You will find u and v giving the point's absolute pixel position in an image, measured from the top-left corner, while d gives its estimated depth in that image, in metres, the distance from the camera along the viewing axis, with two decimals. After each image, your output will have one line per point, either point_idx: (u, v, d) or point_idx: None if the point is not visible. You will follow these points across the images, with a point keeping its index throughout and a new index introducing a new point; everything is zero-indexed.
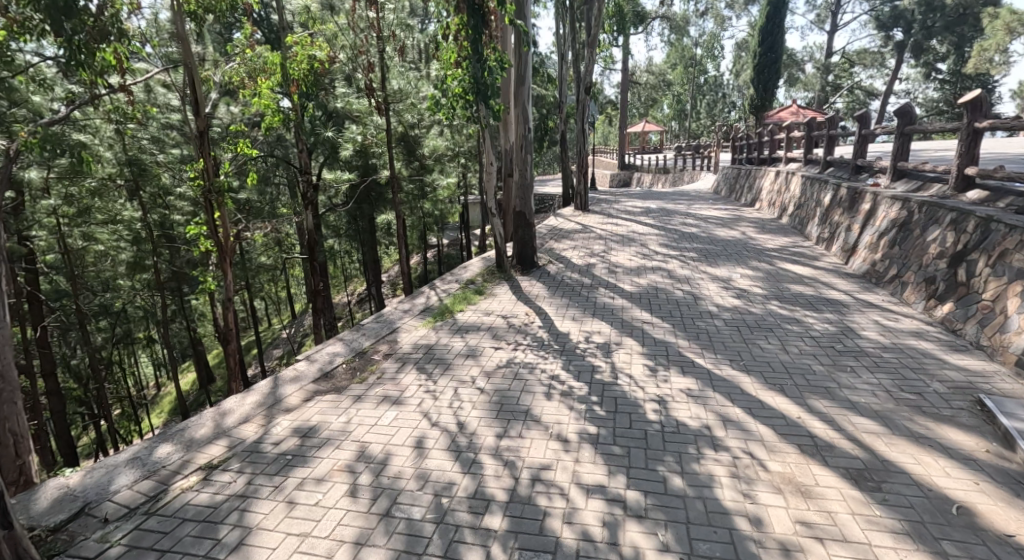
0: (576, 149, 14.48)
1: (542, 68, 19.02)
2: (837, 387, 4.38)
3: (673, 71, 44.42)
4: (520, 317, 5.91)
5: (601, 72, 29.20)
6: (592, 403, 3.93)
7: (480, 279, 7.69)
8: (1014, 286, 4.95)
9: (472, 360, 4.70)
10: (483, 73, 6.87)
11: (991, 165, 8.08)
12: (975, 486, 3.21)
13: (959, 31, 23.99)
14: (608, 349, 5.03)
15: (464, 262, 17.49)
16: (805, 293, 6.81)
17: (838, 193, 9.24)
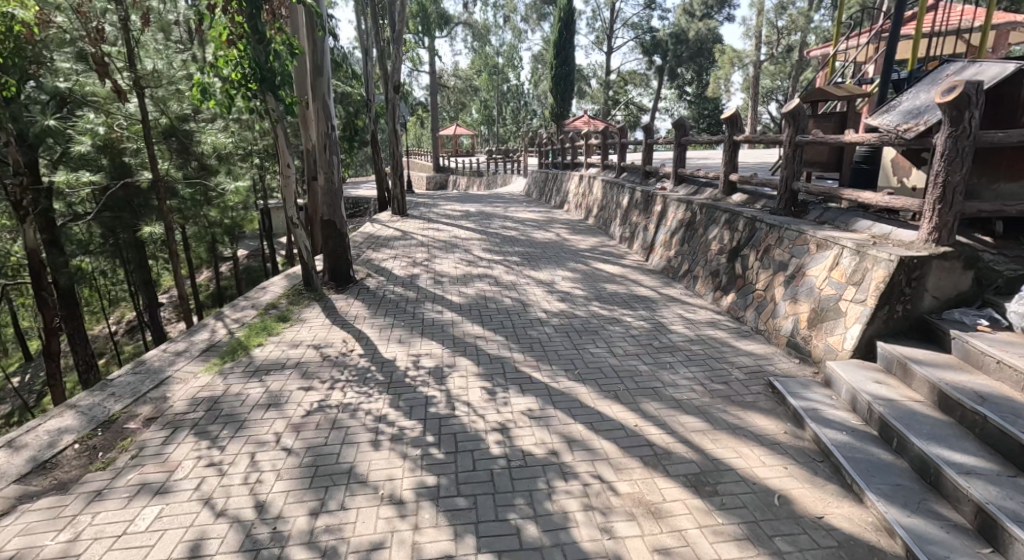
0: (389, 149, 13.65)
1: (345, 63, 17.79)
2: (662, 387, 4.53)
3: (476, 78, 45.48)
4: (337, 347, 5.08)
5: (405, 73, 28.48)
6: (428, 446, 3.52)
7: (286, 301, 6.60)
8: (779, 276, 5.71)
9: (275, 411, 3.89)
10: (268, 58, 5.86)
11: (749, 171, 9.27)
12: (785, 470, 3.58)
13: (700, 62, 28.25)
14: (441, 374, 4.53)
15: (267, 278, 15.52)
16: (621, 292, 7.02)
17: (634, 197, 9.87)
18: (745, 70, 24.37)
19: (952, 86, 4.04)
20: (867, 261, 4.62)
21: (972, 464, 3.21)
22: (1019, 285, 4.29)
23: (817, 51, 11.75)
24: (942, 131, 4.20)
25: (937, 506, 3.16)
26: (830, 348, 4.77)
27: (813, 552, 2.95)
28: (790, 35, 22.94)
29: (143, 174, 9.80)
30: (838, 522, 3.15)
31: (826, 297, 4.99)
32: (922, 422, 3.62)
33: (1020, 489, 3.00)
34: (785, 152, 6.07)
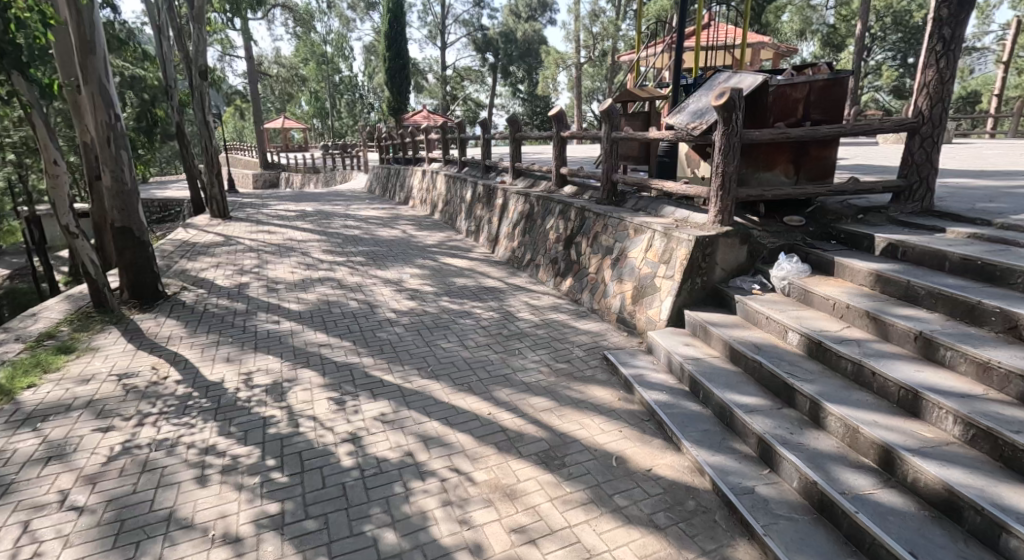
0: (202, 144, 12.40)
1: (134, 42, 15.66)
2: (512, 373, 4.88)
3: (303, 66, 42.88)
4: (145, 375, 4.63)
5: (218, 57, 25.86)
6: (268, 471, 3.48)
7: (67, 328, 5.73)
8: (606, 260, 6.33)
9: (62, 463, 3.55)
10: (9, 28, 4.95)
11: (576, 164, 10.01)
12: (621, 433, 4.07)
13: (528, 62, 29.51)
14: (280, 390, 4.38)
15: (43, 299, 13.16)
16: (467, 285, 7.24)
17: (476, 191, 10.16)
18: (570, 70, 26.07)
19: (722, 91, 4.75)
20: (673, 242, 5.33)
21: (755, 403, 3.89)
22: (778, 254, 5.21)
23: (626, 56, 12.98)
24: (719, 129, 4.96)
25: (732, 443, 3.79)
26: (650, 320, 5.44)
27: (646, 501, 3.41)
28: (604, 42, 25.03)
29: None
30: (663, 472, 3.66)
31: (644, 275, 5.66)
32: (719, 375, 4.31)
33: (786, 417, 3.71)
34: (605, 147, 6.73)
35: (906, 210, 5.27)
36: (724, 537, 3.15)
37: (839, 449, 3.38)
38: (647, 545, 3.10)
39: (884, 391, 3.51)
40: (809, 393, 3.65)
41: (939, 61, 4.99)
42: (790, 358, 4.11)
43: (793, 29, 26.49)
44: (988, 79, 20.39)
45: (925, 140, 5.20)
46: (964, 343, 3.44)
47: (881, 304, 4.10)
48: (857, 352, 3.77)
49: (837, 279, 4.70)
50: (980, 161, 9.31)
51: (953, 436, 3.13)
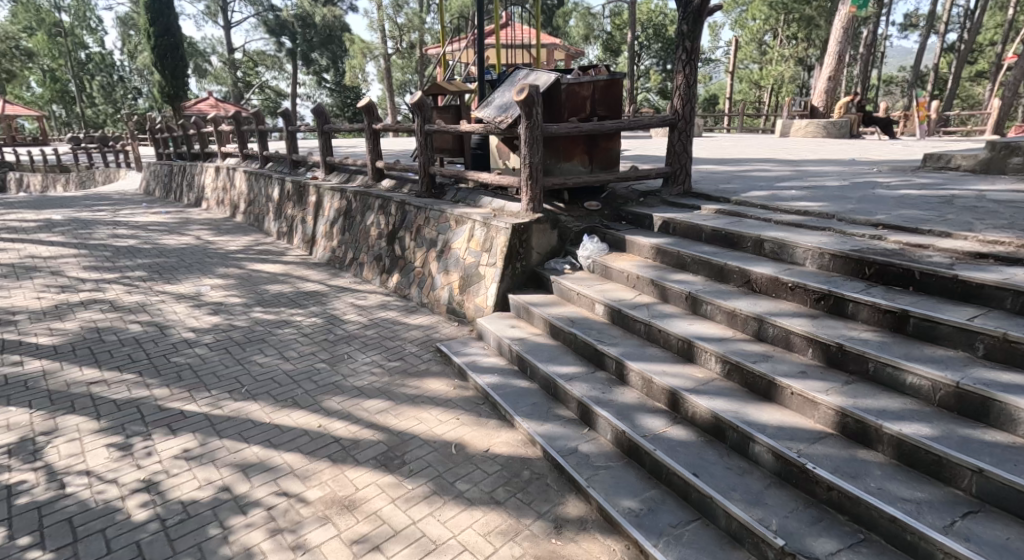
0: None
1: None
2: (342, 378, 4.67)
3: (28, 37, 35.40)
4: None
5: None
6: (26, 551, 2.89)
7: None
8: (431, 253, 6.33)
9: None
10: None
11: (390, 157, 9.81)
12: (458, 421, 4.11)
13: (331, 49, 28.01)
14: (29, 446, 3.66)
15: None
16: (283, 291, 6.71)
17: (284, 188, 9.44)
18: (376, 60, 25.37)
19: (522, 88, 4.97)
20: (492, 230, 5.50)
21: (573, 371, 4.21)
22: (582, 236, 5.64)
23: (432, 51, 13.01)
24: (522, 123, 5.20)
25: (557, 410, 4.06)
26: (478, 307, 5.56)
27: (486, 480, 3.51)
28: (409, 34, 24.83)
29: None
30: (500, 450, 3.78)
31: (469, 264, 5.77)
32: (542, 349, 4.58)
33: (598, 379, 4.07)
34: (419, 140, 6.67)
35: (672, 193, 6.08)
36: (556, 497, 3.36)
37: (639, 399, 3.80)
38: (490, 522, 3.19)
39: (669, 344, 4.03)
40: (614, 354, 4.05)
41: (684, 68, 5.83)
42: (598, 326, 4.51)
43: (582, 34, 28.97)
44: (730, 80, 24.45)
45: (681, 133, 6.02)
46: (720, 297, 4.10)
47: (662, 272, 4.70)
48: (647, 314, 4.28)
49: (628, 254, 5.26)
50: (725, 149, 11.17)
51: (715, 373, 3.71)
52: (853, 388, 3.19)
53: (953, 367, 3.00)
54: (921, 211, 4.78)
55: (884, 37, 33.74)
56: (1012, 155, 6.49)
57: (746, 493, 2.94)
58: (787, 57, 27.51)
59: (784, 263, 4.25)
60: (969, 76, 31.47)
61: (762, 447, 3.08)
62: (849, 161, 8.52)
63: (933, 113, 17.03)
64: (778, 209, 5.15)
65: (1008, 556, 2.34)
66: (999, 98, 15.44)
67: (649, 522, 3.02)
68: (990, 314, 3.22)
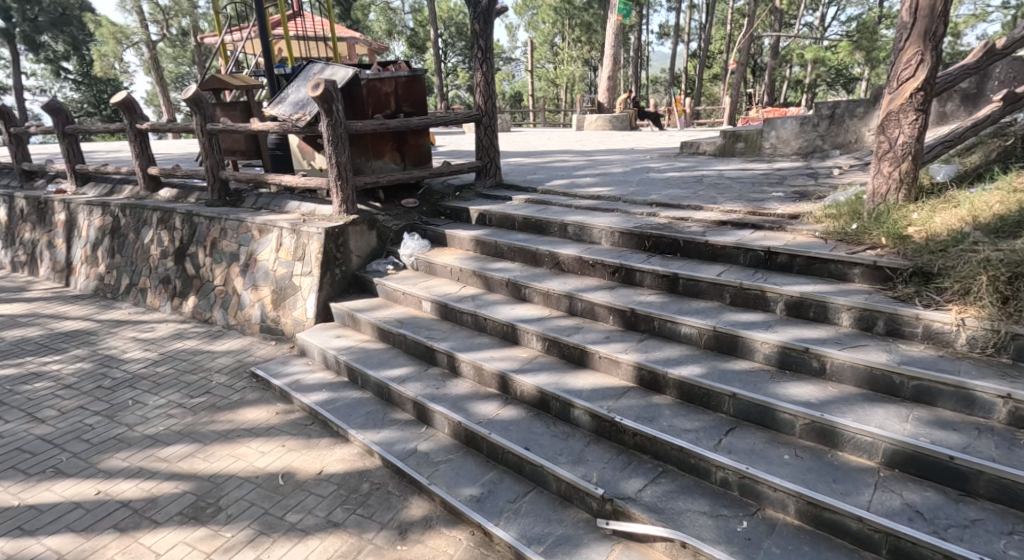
0: None
1: None
2: (126, 429, 3.93)
3: None
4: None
5: None
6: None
7: None
8: (233, 268, 5.63)
9: None
10: None
11: (164, 163, 8.53)
12: (284, 448, 3.69)
13: (68, 32, 23.27)
14: None
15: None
16: (29, 337, 5.45)
17: (17, 207, 7.68)
18: (135, 50, 21.83)
19: (317, 83, 4.58)
20: (303, 237, 5.05)
21: (406, 372, 4.03)
22: (402, 235, 5.44)
23: (209, 40, 11.59)
24: (322, 120, 4.82)
25: (393, 414, 3.86)
26: (298, 322, 5.07)
27: (321, 504, 3.20)
28: (177, 19, 21.99)
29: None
30: (336, 469, 3.47)
31: (280, 276, 5.23)
32: (371, 356, 4.32)
33: (431, 376, 3.95)
34: (201, 142, 5.87)
35: (485, 185, 6.17)
36: (397, 502, 3.17)
37: (472, 388, 3.76)
38: (328, 548, 2.90)
39: (494, 331, 4.05)
40: (443, 349, 3.95)
41: (482, 66, 5.89)
42: (426, 323, 4.39)
43: (380, 28, 28.32)
44: (525, 77, 25.75)
45: (486, 128, 6.09)
46: (535, 280, 4.22)
47: (482, 263, 4.72)
48: (473, 305, 4.25)
49: (450, 248, 5.19)
50: (524, 143, 11.76)
51: (537, 351, 3.80)
52: (646, 344, 3.49)
53: (711, 315, 3.44)
54: (680, 190, 5.46)
55: (645, 42, 38.39)
56: (737, 141, 7.79)
57: (570, 455, 3.05)
58: (574, 58, 29.83)
59: (584, 243, 4.51)
60: (708, 75, 37.29)
61: (580, 411, 3.22)
62: (625, 150, 9.50)
63: (685, 107, 19.82)
64: (575, 195, 5.49)
65: (756, 457, 2.70)
66: (732, 94, 18.49)
67: (489, 504, 2.99)
68: (731, 269, 3.73)
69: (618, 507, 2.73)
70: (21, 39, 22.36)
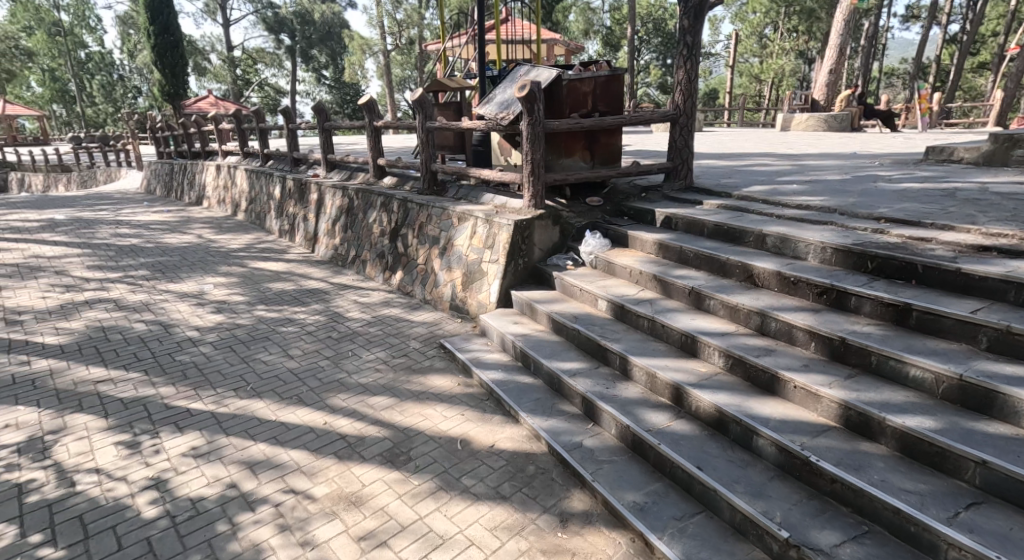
0: None
1: None
2: (346, 375, 4.69)
3: (30, 38, 36.63)
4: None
5: None
6: (36, 549, 2.97)
7: None
8: (433, 250, 6.32)
9: None
10: None
11: (391, 155, 9.79)
12: (463, 417, 4.11)
13: (330, 46, 27.77)
14: (42, 445, 3.77)
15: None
16: (284, 289, 6.74)
17: (286, 187, 9.44)
18: (378, 56, 25.17)
19: (523, 83, 4.94)
20: (495, 227, 5.49)
21: (576, 367, 4.21)
22: (583, 232, 5.62)
23: (432, 47, 12.89)
24: (523, 119, 5.17)
25: (561, 405, 4.06)
26: (481, 304, 5.56)
27: (491, 475, 3.51)
28: (409, 30, 24.87)
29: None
30: (504, 446, 3.78)
31: (471, 261, 5.75)
32: (545, 345, 4.57)
33: (601, 374, 4.07)
34: (420, 137, 6.65)
35: (673, 187, 6.05)
36: (560, 491, 3.36)
37: (643, 394, 3.80)
38: (496, 516, 3.20)
39: (671, 340, 4.04)
40: (617, 350, 4.04)
41: (686, 63, 5.80)
42: (600, 322, 4.51)
43: (580, 30, 29.08)
44: (732, 76, 24.32)
45: (683, 128, 6.01)
46: (723, 292, 4.09)
47: (665, 268, 4.69)
48: (650, 310, 4.27)
49: (631, 250, 5.24)
50: (726, 144, 11.15)
51: (718, 368, 3.71)
52: (857, 382, 3.19)
53: (954, 359, 3.02)
54: (922, 204, 4.81)
55: (885, 31, 33.65)
56: (1013, 147, 6.59)
57: (750, 486, 2.95)
58: (793, 50, 27.19)
59: (786, 257, 4.26)
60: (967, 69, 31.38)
61: (765, 440, 3.09)
62: (851, 155, 8.49)
63: (934, 105, 17.02)
64: (780, 203, 5.16)
65: (1011, 546, 2.34)
66: (1002, 92, 15.40)
67: (653, 515, 3.03)
68: (990, 308, 3.22)
69: (805, 556, 2.58)
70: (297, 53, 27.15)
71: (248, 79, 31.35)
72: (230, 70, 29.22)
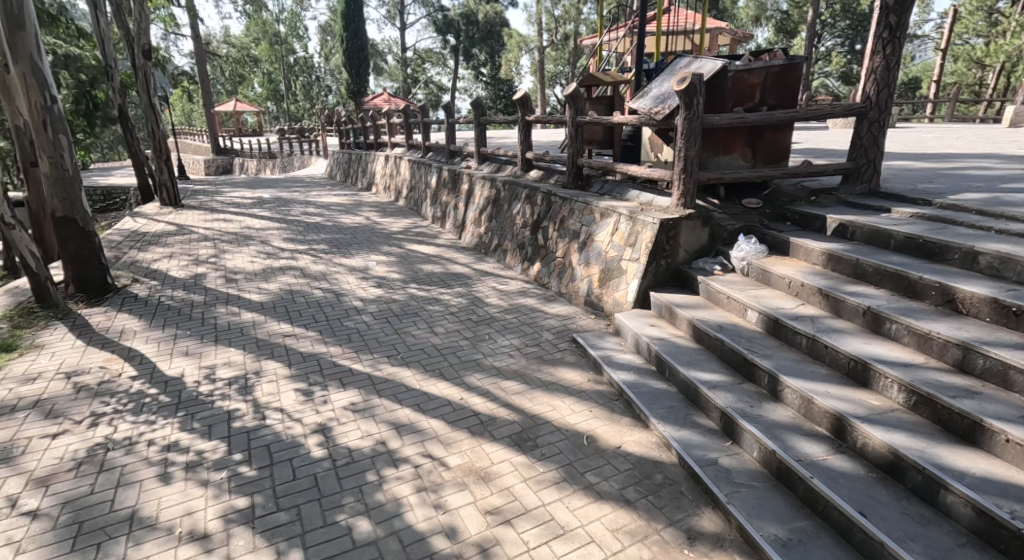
0: (148, 130, 12.08)
1: (65, 18, 13.65)
2: (482, 356, 4.95)
3: (257, 47, 42.98)
4: (95, 372, 4.69)
5: (164, 38, 25.07)
6: (236, 465, 3.56)
7: (11, 324, 5.63)
8: (573, 245, 6.39)
9: (13, 465, 3.58)
10: None
11: (540, 149, 10.02)
12: (590, 414, 4.14)
13: (490, 45, 29.03)
14: (243, 382, 4.49)
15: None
16: (434, 271, 7.24)
17: (441, 176, 10.09)
18: (537, 53, 25.76)
19: (683, 77, 4.81)
20: (638, 225, 5.41)
21: (717, 379, 4.02)
22: (736, 236, 5.33)
23: (589, 41, 12.93)
24: (680, 114, 5.03)
25: (697, 417, 3.91)
26: (616, 303, 5.53)
27: (616, 477, 3.51)
28: (566, 25, 25.11)
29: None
30: (632, 449, 3.76)
31: (611, 258, 5.74)
32: (684, 353, 4.43)
33: (746, 392, 3.85)
34: (569, 132, 6.74)
35: (853, 190, 5.53)
36: (689, 507, 3.27)
37: (795, 419, 3.54)
38: (618, 519, 3.20)
39: (835, 363, 3.69)
40: (767, 367, 3.79)
41: (884, 49, 5.21)
42: (749, 335, 4.26)
43: (747, 19, 27.34)
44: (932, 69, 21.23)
45: (873, 123, 5.43)
46: (908, 316, 3.64)
47: (836, 282, 4.27)
48: (811, 328, 3.94)
49: (792, 259, 4.86)
50: (921, 144, 9.76)
51: (896, 403, 3.32)
52: None
53: None
54: None
55: None
56: None
57: (929, 547, 2.63)
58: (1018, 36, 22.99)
59: (1006, 282, 3.65)
60: None
61: (957, 497, 2.72)
62: None
63: None
64: (999, 216, 4.46)
65: None
66: None
67: (798, 554, 2.83)
68: None
69: None
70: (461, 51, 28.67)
71: (416, 77, 33.84)
72: (402, 69, 31.72)
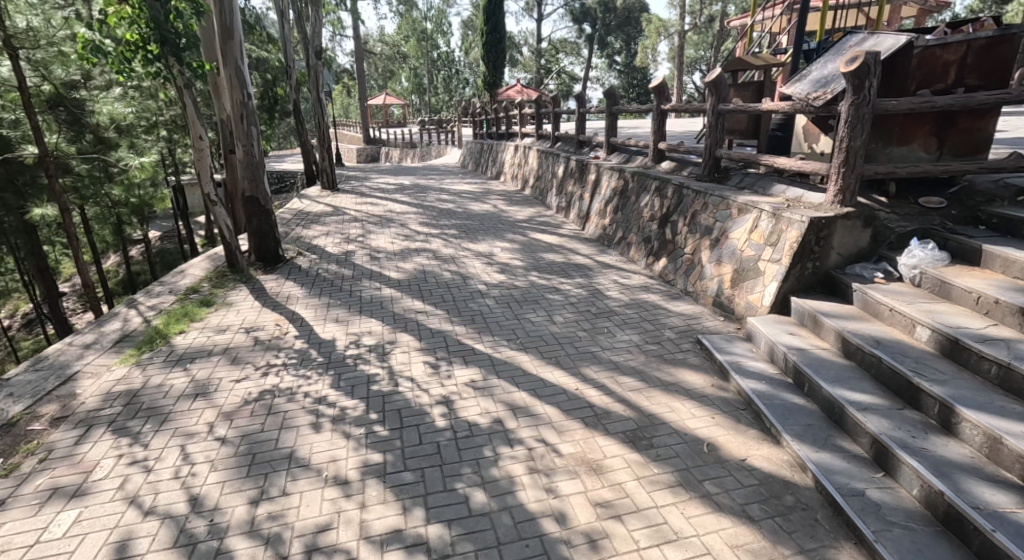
0: (314, 121, 13.30)
1: (259, 26, 15.48)
2: (600, 349, 4.84)
3: (405, 44, 45.54)
4: (268, 329, 5.25)
5: (331, 41, 27.35)
6: (372, 424, 3.80)
7: (208, 284, 6.51)
8: (704, 242, 6.02)
9: (205, 400, 4.10)
10: (168, 17, 5.52)
11: (673, 139, 9.58)
12: (713, 420, 3.89)
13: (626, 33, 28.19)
14: (382, 350, 4.78)
15: (184, 260, 14.63)
16: (557, 261, 7.22)
17: (569, 165, 10.02)
18: (676, 41, 24.56)
19: (854, 56, 4.35)
20: (782, 223, 4.95)
21: (869, 401, 3.58)
22: (907, 240, 4.69)
23: (737, 22, 12.05)
24: (846, 99, 4.52)
25: (842, 441, 3.51)
26: (750, 305, 5.14)
27: (738, 491, 3.26)
28: (710, 8, 23.65)
29: (28, 149, 8.51)
30: (758, 464, 3.47)
31: (747, 257, 5.33)
32: (829, 367, 4.00)
33: (907, 419, 3.38)
34: (709, 121, 6.33)
35: None
36: (825, 537, 2.95)
37: (973, 459, 3.04)
38: (739, 535, 2.97)
39: None
40: (938, 394, 3.30)
41: None
42: (916, 354, 3.73)
43: None
44: None
45: None
46: None
47: None
48: (1003, 353, 3.35)
49: (978, 271, 4.18)
50: None
51: None
52: None
53: None
54: None
55: None
56: None
57: None
58: None
59: None
60: None
61: None
62: None
63: None
64: None
65: None
66: None
67: None
68: None
69: None
70: (597, 40, 28.15)
71: (550, 68, 33.89)
72: (536, 60, 31.88)
